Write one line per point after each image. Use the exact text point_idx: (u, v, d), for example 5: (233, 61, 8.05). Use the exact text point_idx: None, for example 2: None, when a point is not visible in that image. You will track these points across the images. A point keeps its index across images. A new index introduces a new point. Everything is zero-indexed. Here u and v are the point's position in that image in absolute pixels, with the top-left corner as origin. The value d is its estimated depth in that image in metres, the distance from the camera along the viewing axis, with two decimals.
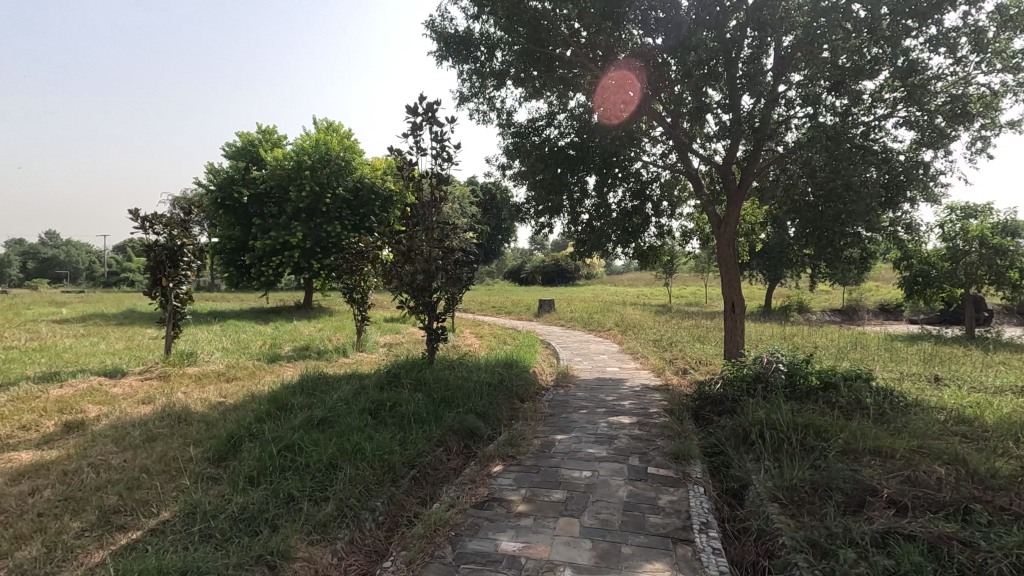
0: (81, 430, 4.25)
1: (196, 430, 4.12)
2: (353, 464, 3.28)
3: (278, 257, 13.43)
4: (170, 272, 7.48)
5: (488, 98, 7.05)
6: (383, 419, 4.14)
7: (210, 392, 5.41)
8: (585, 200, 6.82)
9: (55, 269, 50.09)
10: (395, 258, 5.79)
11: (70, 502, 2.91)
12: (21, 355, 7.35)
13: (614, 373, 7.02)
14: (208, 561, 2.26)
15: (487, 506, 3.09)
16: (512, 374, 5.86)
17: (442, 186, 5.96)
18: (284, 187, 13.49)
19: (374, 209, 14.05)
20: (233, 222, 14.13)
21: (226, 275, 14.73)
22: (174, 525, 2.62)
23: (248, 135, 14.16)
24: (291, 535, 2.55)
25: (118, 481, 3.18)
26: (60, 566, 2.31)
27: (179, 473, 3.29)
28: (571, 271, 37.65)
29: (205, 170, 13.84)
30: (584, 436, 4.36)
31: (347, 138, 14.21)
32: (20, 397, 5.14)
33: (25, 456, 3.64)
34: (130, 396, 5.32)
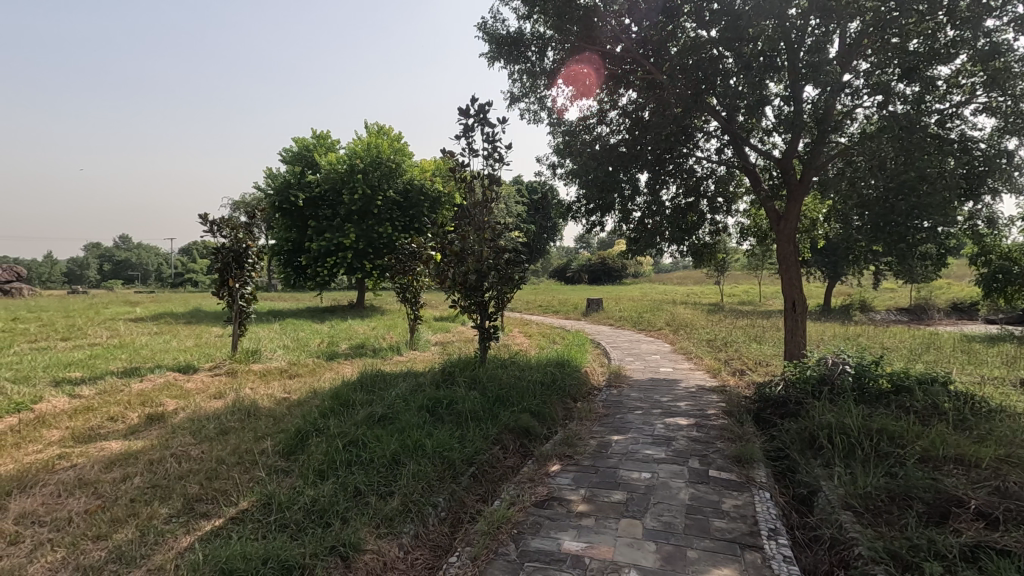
0: (162, 421, 4.54)
1: (266, 424, 4.32)
2: (415, 460, 3.36)
3: (332, 258, 13.87)
4: (235, 273, 7.86)
5: (539, 97, 7.06)
6: (440, 417, 4.22)
7: (276, 388, 5.67)
8: (637, 198, 6.71)
9: (128, 270, 53.42)
10: (447, 257, 5.89)
11: (157, 489, 3.11)
12: (105, 351, 7.90)
13: (668, 374, 6.89)
14: (286, 550, 2.36)
15: (548, 505, 3.10)
16: (564, 374, 5.86)
17: (493, 186, 6.00)
18: (337, 190, 13.92)
19: (424, 210, 14.32)
20: (290, 225, 14.69)
21: (284, 275, 15.33)
22: (252, 514, 2.76)
23: (304, 141, 14.69)
24: (361, 528, 2.64)
25: (198, 471, 3.37)
26: (153, 548, 2.48)
27: (252, 465, 3.46)
28: (618, 269, 37.14)
29: (264, 175, 14.46)
30: (641, 437, 4.31)
31: (397, 141, 14.53)
32: (107, 391, 5.53)
33: (114, 445, 3.92)
34: (203, 391, 5.63)
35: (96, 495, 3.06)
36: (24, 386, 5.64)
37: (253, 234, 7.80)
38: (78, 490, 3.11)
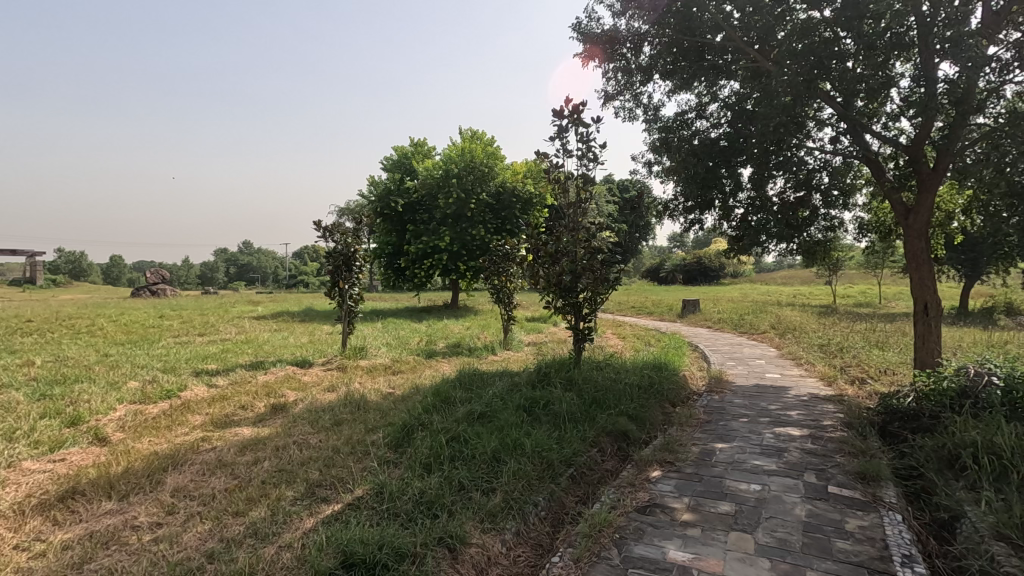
0: (284, 411, 4.98)
1: (374, 417, 4.60)
2: (515, 459, 3.41)
3: (429, 260, 14.46)
4: (345, 275, 8.42)
5: (636, 94, 6.90)
6: (538, 417, 4.25)
7: (381, 383, 6.01)
8: (739, 194, 6.36)
9: (250, 272, 59.17)
10: (542, 258, 5.94)
11: (283, 473, 3.40)
12: (235, 346, 8.80)
13: (775, 380, 6.46)
14: (399, 537, 2.49)
15: (650, 512, 3.02)
16: (662, 378, 5.67)
17: (587, 186, 5.94)
18: (433, 195, 14.49)
19: (516, 212, 14.52)
20: (390, 229, 15.49)
21: (385, 277, 16.20)
22: (367, 501, 2.95)
23: (403, 149, 15.49)
24: (466, 521, 2.73)
25: (317, 458, 3.65)
26: (282, 527, 2.71)
27: (364, 456, 3.69)
28: (715, 269, 35.41)
29: (368, 183, 15.41)
30: (748, 446, 4.08)
31: (490, 145, 14.87)
32: (238, 382, 6.15)
33: (246, 431, 4.35)
34: (318, 384, 6.11)
35: (234, 475, 3.41)
36: (172, 375, 6.42)
37: (360, 238, 8.33)
38: (219, 470, 3.49)
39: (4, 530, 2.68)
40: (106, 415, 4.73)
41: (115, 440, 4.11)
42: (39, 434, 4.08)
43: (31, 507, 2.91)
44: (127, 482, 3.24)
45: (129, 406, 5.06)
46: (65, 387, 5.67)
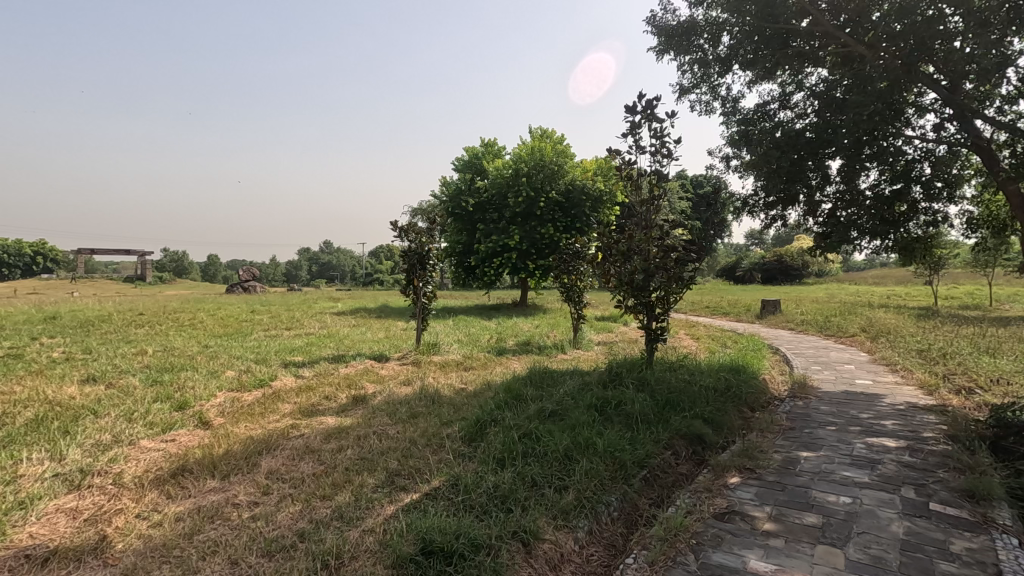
0: (364, 402, 5.23)
1: (448, 411, 4.73)
2: (587, 458, 3.40)
3: (498, 258, 14.64)
4: (419, 273, 8.71)
5: (713, 86, 6.65)
6: (610, 417, 4.21)
7: (454, 379, 6.18)
8: (827, 187, 5.98)
9: (330, 270, 62.49)
10: (613, 256, 5.86)
11: (364, 461, 3.58)
12: (319, 340, 9.34)
13: (867, 387, 6.04)
14: (474, 529, 2.56)
15: (728, 518, 2.92)
16: (740, 381, 5.44)
17: (661, 183, 5.79)
18: (503, 194, 14.67)
19: (585, 210, 14.41)
20: (461, 228, 15.84)
21: (456, 275, 16.59)
22: (443, 492, 3.05)
23: (474, 149, 15.82)
24: (539, 517, 2.76)
25: (395, 449, 3.81)
26: (365, 512, 2.86)
27: (439, 449, 3.81)
28: (797, 267, 33.46)
29: (440, 183, 15.86)
30: (836, 456, 3.84)
31: (559, 143, 14.86)
32: (321, 373, 6.53)
33: (330, 420, 4.62)
34: (394, 377, 6.37)
35: (320, 461, 3.63)
36: (264, 366, 6.92)
37: (434, 238, 8.59)
38: (307, 455, 3.72)
39: (128, 499, 3.00)
40: (208, 401, 5.17)
41: (217, 424, 4.49)
42: (154, 416, 4.53)
43: (149, 480, 3.24)
44: (227, 463, 3.53)
45: (228, 394, 5.51)
46: (173, 374, 6.25)
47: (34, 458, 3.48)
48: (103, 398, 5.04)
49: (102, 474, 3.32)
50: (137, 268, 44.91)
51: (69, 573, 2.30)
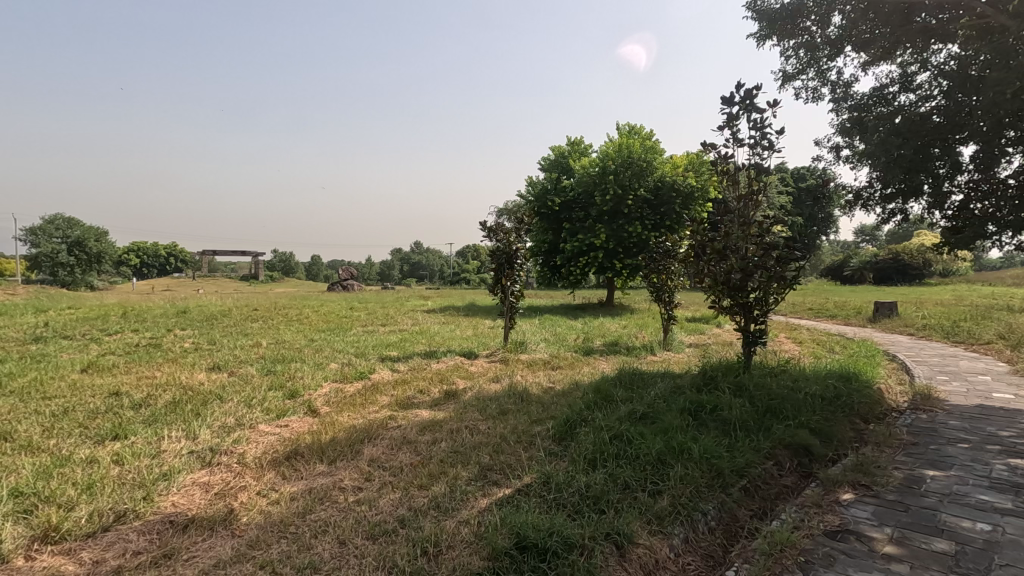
0: (456, 397, 5.40)
1: (537, 409, 4.77)
2: (682, 463, 3.28)
3: (584, 257, 14.51)
4: (508, 272, 8.85)
5: (822, 71, 6.18)
6: (705, 422, 4.03)
7: (542, 377, 6.22)
8: (959, 177, 5.35)
9: (421, 270, 65.09)
10: (708, 255, 5.60)
11: (458, 454, 3.70)
12: (412, 336, 9.76)
13: (1007, 401, 5.34)
14: (567, 527, 2.55)
15: (842, 537, 2.70)
16: (851, 390, 5.00)
17: (761, 176, 5.45)
18: (590, 192, 14.54)
19: (675, 207, 13.93)
20: (547, 227, 15.88)
21: (542, 274, 16.65)
22: (535, 489, 3.07)
23: (560, 148, 15.86)
24: (633, 521, 2.70)
25: (486, 444, 3.90)
26: (460, 504, 2.95)
27: (529, 446, 3.85)
28: (917, 267, 30.11)
29: (527, 183, 16.03)
30: (970, 477, 3.43)
31: (648, 138, 14.49)
32: (415, 368, 6.81)
33: (424, 413, 4.81)
34: (484, 374, 6.52)
35: (417, 452, 3.79)
36: (363, 360, 7.34)
37: (522, 237, 8.68)
38: (405, 446, 3.90)
39: (251, 478, 3.30)
40: (315, 391, 5.57)
41: (323, 412, 4.83)
42: (270, 403, 4.96)
43: (267, 461, 3.55)
44: (334, 449, 3.78)
45: (332, 384, 5.91)
46: (285, 365, 6.80)
47: (174, 436, 3.93)
48: (227, 385, 5.59)
49: (228, 453, 3.68)
50: (251, 268, 49.34)
51: (205, 539, 2.57)
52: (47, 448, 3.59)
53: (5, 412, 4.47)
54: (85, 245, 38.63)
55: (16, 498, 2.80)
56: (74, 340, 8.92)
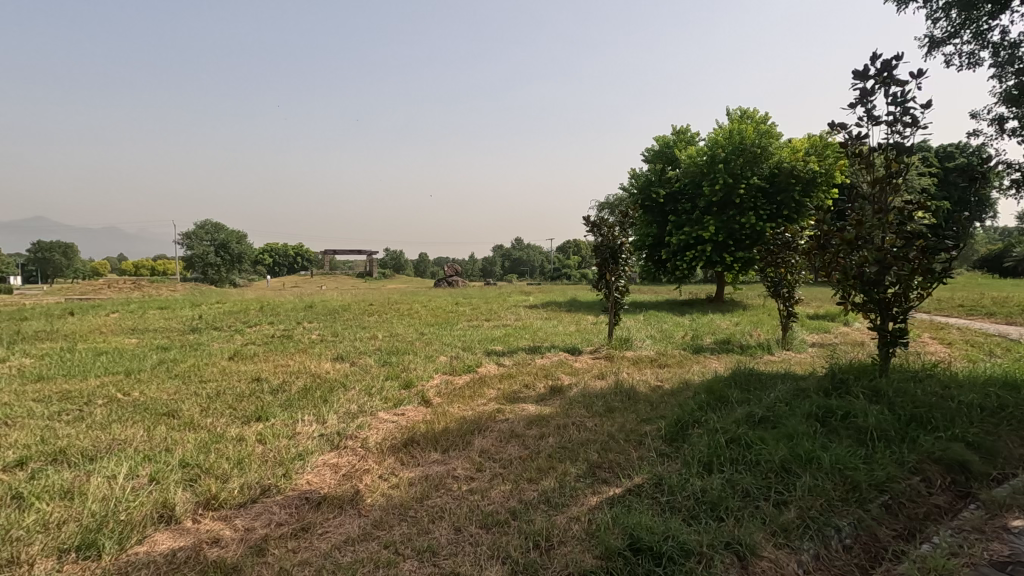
0: (562, 392, 5.42)
1: (645, 408, 4.64)
2: (810, 472, 3.02)
3: (691, 251, 13.84)
4: (612, 267, 8.68)
5: (980, 33, 5.37)
6: (835, 429, 3.69)
7: (650, 375, 6.04)
8: None
9: (522, 266, 65.99)
10: (836, 247, 5.06)
11: (566, 450, 3.69)
12: (516, 331, 9.93)
13: None
14: (683, 533, 2.44)
15: (1013, 570, 2.33)
16: (1020, 400, 4.29)
17: (902, 157, 4.80)
18: (697, 183, 13.86)
19: (795, 195, 12.84)
20: (651, 221, 15.37)
21: (646, 269, 16.16)
22: (647, 490, 2.99)
23: (665, 138, 15.36)
24: (755, 532, 2.52)
25: (595, 441, 3.85)
26: (570, 500, 2.94)
27: (639, 446, 3.75)
28: None
29: (630, 176, 15.66)
30: None
31: (762, 123, 13.55)
32: (520, 363, 6.92)
33: (531, 408, 4.87)
34: (589, 370, 6.47)
35: (525, 446, 3.84)
36: (470, 353, 7.61)
37: (626, 231, 8.47)
38: (513, 439, 3.97)
39: (373, 462, 3.54)
40: (427, 382, 5.85)
41: (436, 403, 5.06)
42: (387, 392, 5.29)
43: (387, 447, 3.78)
44: (447, 439, 3.94)
45: (443, 377, 6.18)
46: (399, 357, 7.22)
47: (307, 419, 4.32)
48: (350, 374, 6.04)
49: (353, 437, 3.98)
50: (366, 266, 52.96)
51: (336, 516, 2.79)
52: (206, 426, 4.10)
53: (173, 392, 5.18)
54: (229, 247, 43.62)
55: (184, 468, 3.22)
56: (223, 331, 10.10)
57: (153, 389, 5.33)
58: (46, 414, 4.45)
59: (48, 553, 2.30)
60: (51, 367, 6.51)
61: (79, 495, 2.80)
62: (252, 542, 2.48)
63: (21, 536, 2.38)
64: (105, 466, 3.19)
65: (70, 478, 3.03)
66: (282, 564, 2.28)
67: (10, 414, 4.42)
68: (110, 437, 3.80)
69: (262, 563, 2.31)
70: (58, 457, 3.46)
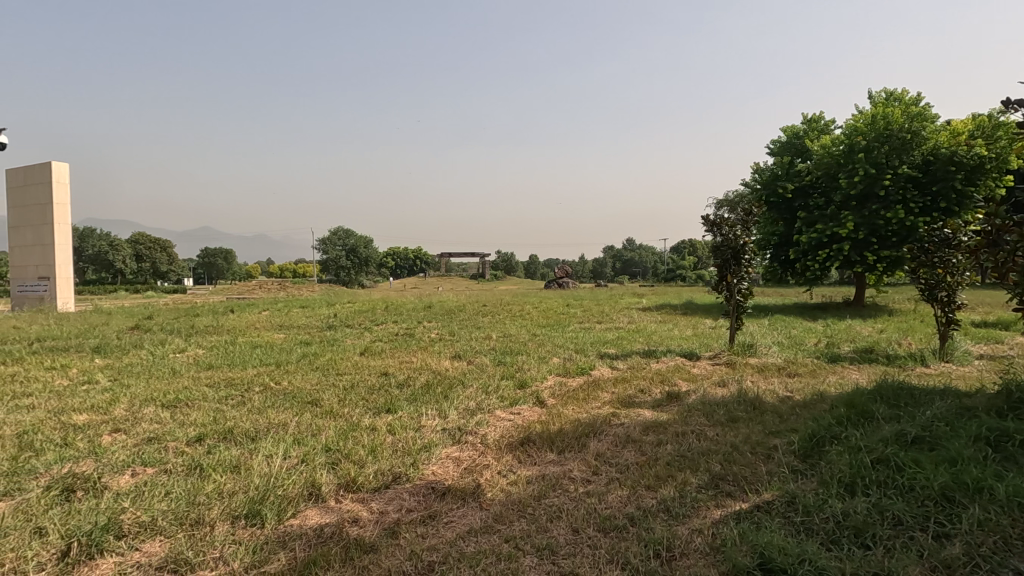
0: (679, 399, 5.22)
1: (773, 420, 4.33)
2: (979, 504, 2.63)
3: (825, 250, 12.62)
4: (733, 269, 8.18)
5: None
6: (1011, 456, 3.17)
7: (778, 384, 5.62)
8: None
9: (634, 267, 64.46)
10: (1011, 244, 4.33)
11: (686, 459, 3.56)
12: (629, 334, 9.73)
13: None
14: (821, 557, 2.25)
15: None
16: None
17: None
18: (832, 175, 12.64)
19: (955, 185, 11.21)
20: (777, 218, 14.27)
21: (771, 271, 15.01)
22: (778, 508, 2.81)
23: (794, 128, 14.26)
24: (910, 564, 2.25)
25: (717, 451, 3.67)
26: (691, 511, 2.83)
27: (767, 460, 3.51)
28: None
29: (753, 170, 14.70)
30: None
31: (912, 105, 12.06)
32: (634, 366, 6.77)
33: (647, 413, 4.76)
34: (708, 377, 6.17)
35: (642, 452, 3.76)
36: (582, 355, 7.59)
37: (749, 230, 7.94)
38: (629, 444, 3.91)
39: (492, 458, 3.67)
40: (541, 382, 5.95)
41: (550, 404, 5.12)
42: (503, 391, 5.45)
43: (504, 445, 3.91)
44: (562, 440, 3.98)
45: (556, 378, 6.24)
46: (513, 357, 7.39)
47: (430, 413, 4.58)
48: (467, 372, 6.31)
49: (473, 433, 4.16)
50: (480, 268, 54.87)
51: (460, 507, 2.94)
52: (343, 415, 4.51)
53: (315, 383, 5.76)
54: (357, 252, 47.45)
55: (327, 452, 3.58)
56: (354, 328, 11.03)
57: (298, 379, 5.97)
58: (216, 398, 5.16)
59: (225, 517, 2.67)
60: (218, 357, 7.52)
61: (245, 470, 3.22)
62: (386, 524, 2.70)
63: (204, 501, 2.79)
64: (264, 446, 3.63)
65: (237, 455, 3.50)
66: (413, 548, 2.45)
67: (190, 397, 5.19)
68: (267, 420, 4.32)
69: (396, 545, 2.50)
70: (227, 435, 4.00)
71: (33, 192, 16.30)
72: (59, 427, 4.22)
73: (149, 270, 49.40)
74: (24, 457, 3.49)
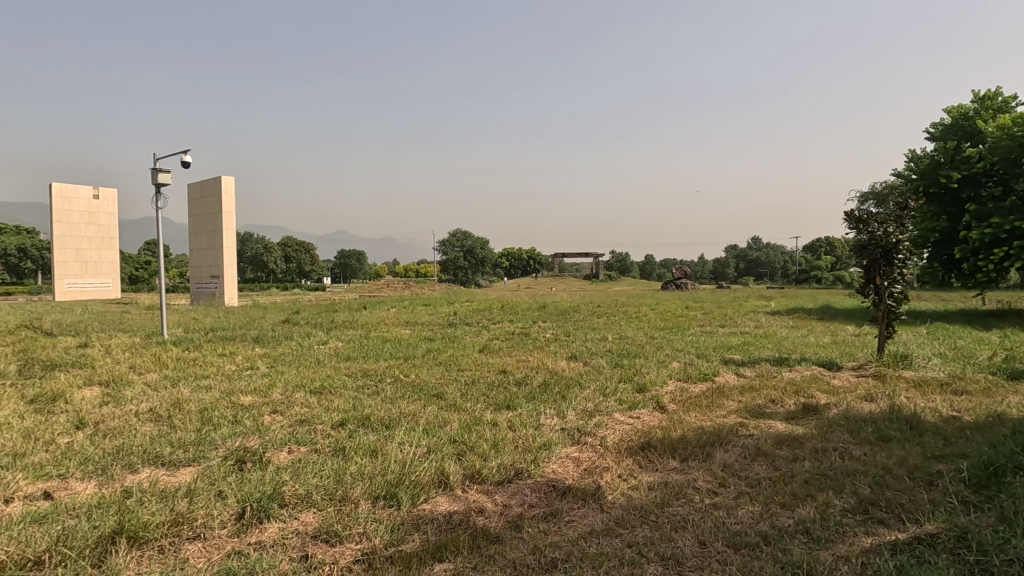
0: (817, 412, 4.77)
1: (935, 442, 3.81)
2: None
3: (1002, 248, 10.79)
4: (884, 271, 7.29)
5: None
6: None
7: (941, 402, 4.92)
8: None
9: (760, 267, 59.98)
10: None
11: (828, 478, 3.25)
12: (757, 339, 9.08)
13: None
14: None
15: None
16: None
17: None
18: (1012, 160, 10.84)
19: None
20: (938, 212, 12.50)
21: (929, 273, 13.15)
22: (945, 542, 2.47)
23: (961, 108, 12.47)
24: None
25: (865, 472, 3.31)
26: (836, 535, 2.59)
27: (929, 487, 3.10)
28: None
29: (908, 158, 13.03)
30: None
31: None
32: (764, 374, 6.32)
33: (780, 425, 4.41)
34: (852, 389, 5.57)
35: (776, 466, 3.51)
36: (704, 360, 7.23)
37: (904, 226, 7.04)
38: (761, 457, 3.66)
39: (612, 461, 3.63)
40: (661, 387, 5.76)
41: (671, 409, 4.95)
42: (621, 394, 5.36)
43: (625, 449, 3.85)
44: (686, 448, 3.82)
45: (677, 383, 6.00)
46: (630, 360, 7.25)
47: (548, 412, 4.65)
48: (584, 374, 6.30)
49: (592, 435, 4.15)
50: (593, 269, 54.37)
51: (580, 507, 2.95)
52: (466, 409, 4.73)
53: (439, 378, 6.10)
54: (475, 253, 49.31)
55: (453, 444, 3.78)
56: (473, 327, 11.50)
57: (425, 373, 6.35)
58: (354, 387, 5.66)
59: (366, 497, 2.93)
60: (354, 350, 8.24)
61: (382, 455, 3.50)
62: (510, 517, 2.79)
63: (349, 480, 3.08)
64: (397, 435, 3.92)
65: (374, 441, 3.82)
66: (535, 543, 2.51)
67: (333, 385, 5.74)
68: (399, 410, 4.65)
69: (519, 538, 2.57)
70: (365, 422, 4.37)
71: (208, 202, 19.04)
72: (230, 405, 4.90)
73: (295, 270, 55.35)
74: (206, 429, 4.10)
